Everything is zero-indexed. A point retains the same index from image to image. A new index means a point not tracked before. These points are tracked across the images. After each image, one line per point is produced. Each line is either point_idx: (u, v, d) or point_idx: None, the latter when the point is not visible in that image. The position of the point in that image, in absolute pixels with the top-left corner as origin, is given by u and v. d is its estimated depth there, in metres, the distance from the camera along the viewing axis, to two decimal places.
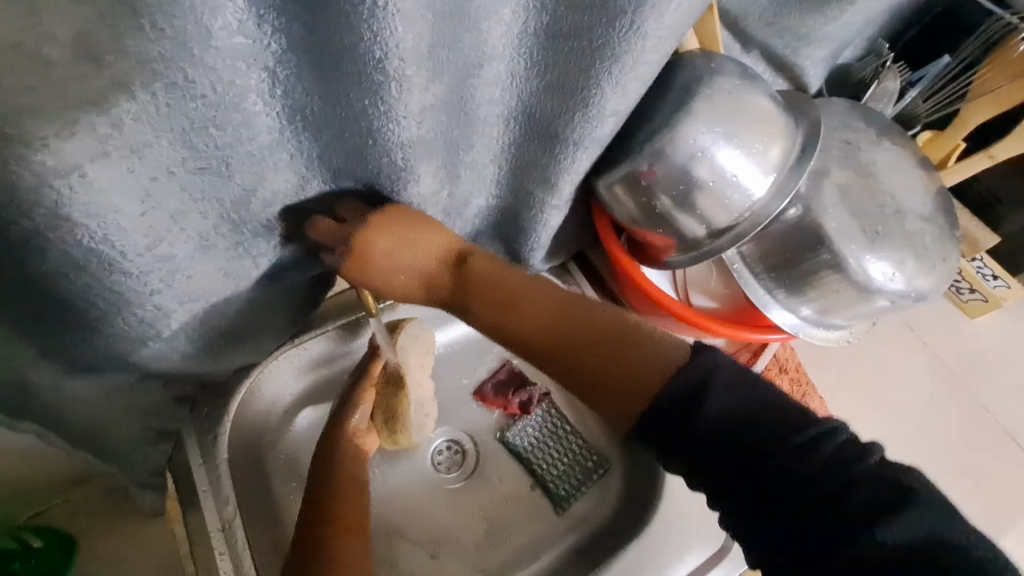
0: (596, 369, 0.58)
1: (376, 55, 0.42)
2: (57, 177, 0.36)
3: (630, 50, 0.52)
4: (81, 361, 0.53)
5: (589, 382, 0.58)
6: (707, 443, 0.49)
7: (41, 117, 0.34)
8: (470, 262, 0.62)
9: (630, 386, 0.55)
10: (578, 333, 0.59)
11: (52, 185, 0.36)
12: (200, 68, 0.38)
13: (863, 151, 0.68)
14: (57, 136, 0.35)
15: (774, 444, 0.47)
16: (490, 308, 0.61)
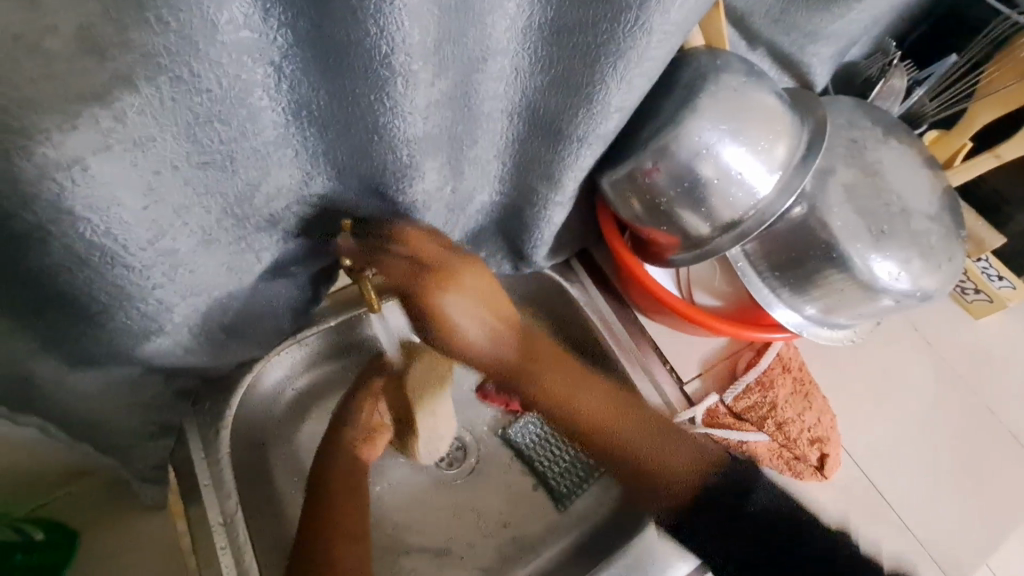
0: (645, 452, 0.68)
1: (381, 51, 0.42)
2: (59, 170, 0.36)
3: (635, 45, 0.52)
4: (83, 355, 0.53)
5: (635, 468, 0.68)
6: (751, 514, 0.61)
7: (43, 109, 0.33)
8: (531, 336, 0.78)
9: (671, 473, 0.66)
10: (633, 425, 0.70)
11: (55, 178, 0.36)
12: (205, 62, 0.38)
13: (870, 150, 0.68)
14: (59, 129, 0.34)
15: (804, 552, 0.59)
16: (557, 382, 0.74)
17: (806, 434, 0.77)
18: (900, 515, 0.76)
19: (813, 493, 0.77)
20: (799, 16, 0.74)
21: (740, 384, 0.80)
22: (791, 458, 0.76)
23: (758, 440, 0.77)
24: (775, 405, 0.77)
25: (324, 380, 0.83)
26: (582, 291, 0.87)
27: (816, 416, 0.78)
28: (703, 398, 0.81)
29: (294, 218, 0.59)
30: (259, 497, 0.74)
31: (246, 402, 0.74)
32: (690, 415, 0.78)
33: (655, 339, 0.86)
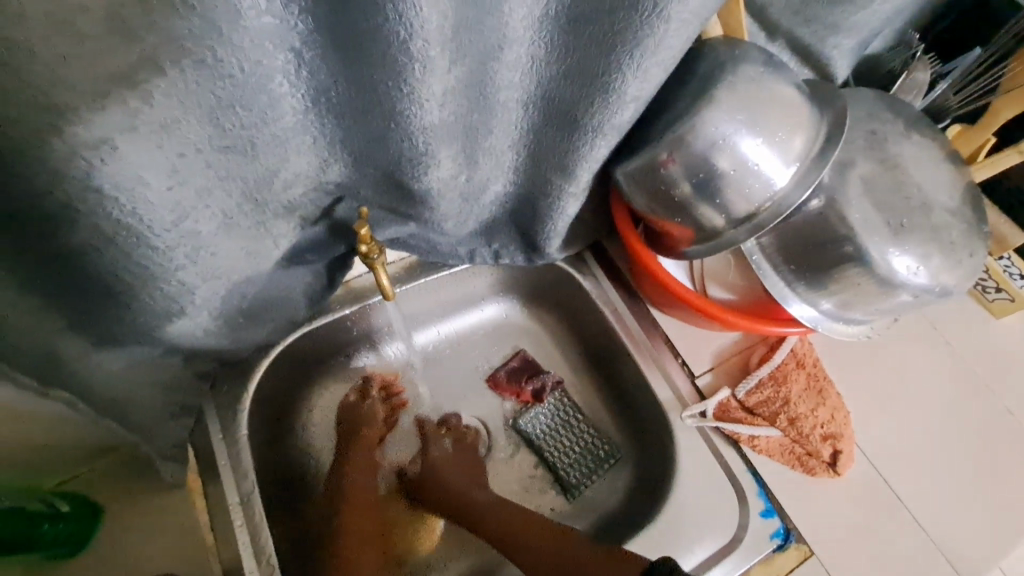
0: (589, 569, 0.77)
1: (400, 36, 0.42)
2: (89, 149, 0.37)
3: (652, 33, 0.51)
4: (109, 335, 0.54)
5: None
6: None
7: (75, 88, 0.34)
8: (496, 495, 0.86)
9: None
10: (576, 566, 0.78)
11: (85, 157, 0.37)
12: (228, 47, 0.39)
13: (891, 142, 0.67)
14: (90, 109, 0.35)
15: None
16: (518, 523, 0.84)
17: (819, 430, 0.76)
18: (911, 512, 0.75)
19: (825, 489, 0.76)
20: (821, 6, 0.73)
21: (752, 379, 0.80)
22: (802, 453, 0.76)
23: (769, 435, 0.77)
24: (788, 400, 0.77)
25: (339, 367, 0.86)
26: (594, 284, 0.88)
27: (829, 412, 0.77)
28: (715, 392, 0.81)
29: (311, 204, 0.61)
30: (274, 479, 0.77)
31: (264, 385, 0.76)
32: (701, 408, 0.79)
33: (667, 333, 0.85)
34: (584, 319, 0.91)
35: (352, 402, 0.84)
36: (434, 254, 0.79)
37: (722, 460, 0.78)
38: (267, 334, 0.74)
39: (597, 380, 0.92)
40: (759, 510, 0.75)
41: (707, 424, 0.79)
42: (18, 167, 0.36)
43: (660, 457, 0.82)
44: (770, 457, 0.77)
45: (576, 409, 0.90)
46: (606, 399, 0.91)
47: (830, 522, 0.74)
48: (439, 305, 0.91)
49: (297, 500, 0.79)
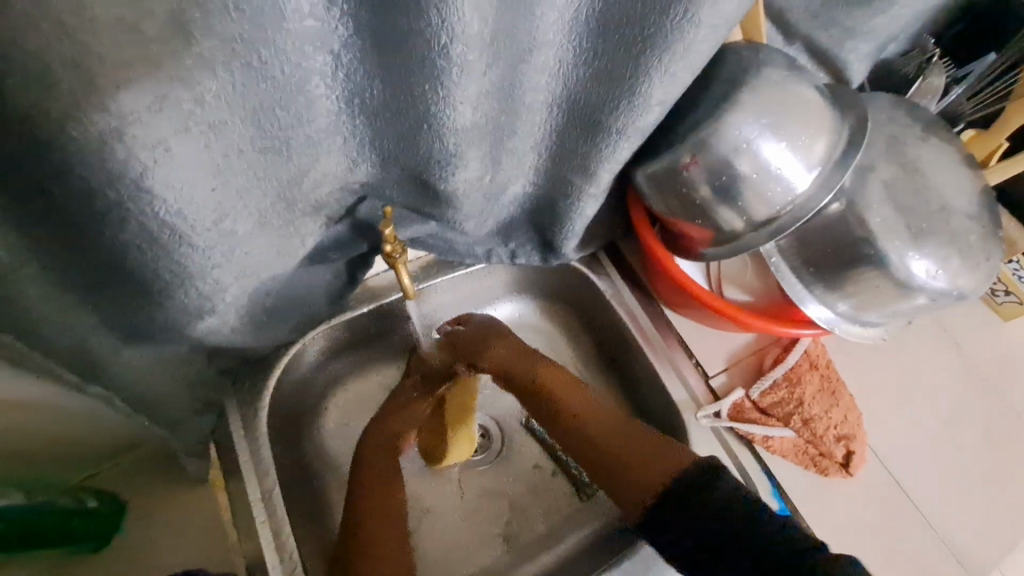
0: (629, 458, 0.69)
1: (440, 40, 0.43)
2: (143, 151, 0.37)
3: (682, 38, 0.52)
4: (141, 332, 0.55)
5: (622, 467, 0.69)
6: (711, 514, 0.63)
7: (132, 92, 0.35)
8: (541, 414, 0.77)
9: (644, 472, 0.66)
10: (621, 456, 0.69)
11: (138, 158, 0.37)
12: (272, 49, 0.39)
13: (910, 147, 0.68)
14: (147, 111, 0.36)
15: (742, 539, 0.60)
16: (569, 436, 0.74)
17: (833, 431, 0.77)
18: (922, 512, 0.76)
19: (838, 489, 0.77)
20: (840, 12, 0.74)
21: (767, 380, 0.81)
22: (816, 454, 0.77)
23: (783, 436, 0.78)
24: (802, 401, 0.78)
25: (355, 365, 0.86)
26: (609, 283, 0.89)
27: (842, 413, 0.79)
28: (729, 392, 0.82)
29: (336, 203, 0.62)
30: (293, 475, 0.77)
31: (284, 381, 0.77)
32: (716, 408, 0.80)
33: (682, 333, 0.86)
34: (599, 319, 0.92)
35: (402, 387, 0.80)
36: (451, 252, 0.80)
37: (737, 460, 0.79)
38: (288, 331, 0.74)
39: (611, 379, 0.93)
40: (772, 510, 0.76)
41: (722, 424, 0.80)
42: (73, 167, 0.37)
43: None
44: (784, 457, 0.78)
45: None
46: (620, 399, 0.92)
47: (843, 522, 0.75)
48: (454, 304, 0.92)
49: (316, 496, 0.79)
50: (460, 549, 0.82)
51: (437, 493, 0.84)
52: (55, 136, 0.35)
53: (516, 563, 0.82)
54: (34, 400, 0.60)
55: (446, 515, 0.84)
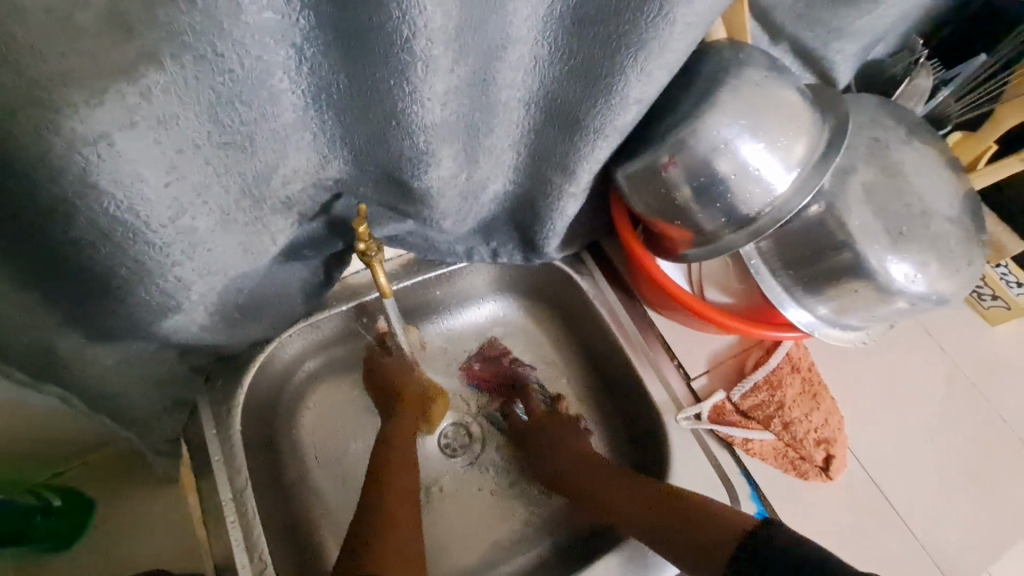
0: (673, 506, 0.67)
1: (404, 34, 0.42)
2: (85, 145, 0.36)
3: (656, 36, 0.51)
4: (102, 329, 0.53)
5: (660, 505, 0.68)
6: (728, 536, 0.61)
7: (71, 84, 0.34)
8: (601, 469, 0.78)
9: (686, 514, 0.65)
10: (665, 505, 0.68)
11: (81, 152, 0.36)
12: (227, 42, 0.38)
13: (892, 150, 0.67)
14: (87, 105, 0.35)
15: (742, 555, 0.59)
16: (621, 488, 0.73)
17: (812, 435, 0.77)
18: (901, 517, 0.76)
19: (817, 494, 0.76)
20: (826, 11, 0.73)
21: (748, 382, 0.80)
22: (795, 457, 0.77)
23: (762, 439, 0.78)
24: (782, 404, 0.78)
25: (333, 363, 0.85)
26: (592, 284, 0.89)
27: (823, 417, 0.78)
28: (710, 394, 0.82)
29: (309, 200, 0.61)
30: (268, 474, 0.76)
31: (258, 380, 0.76)
32: (696, 410, 0.79)
33: (664, 334, 0.86)
34: (581, 320, 0.91)
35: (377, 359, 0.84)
36: (432, 251, 0.79)
37: (716, 463, 0.78)
38: (263, 329, 0.74)
39: (592, 380, 0.92)
40: (751, 514, 0.75)
41: (702, 426, 0.79)
42: (15, 162, 0.36)
43: (653, 458, 0.82)
44: (763, 460, 0.78)
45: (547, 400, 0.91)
46: (602, 400, 0.92)
47: (821, 526, 0.75)
48: (435, 304, 0.92)
49: (291, 496, 0.78)
50: (444, 548, 0.81)
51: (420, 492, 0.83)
52: None
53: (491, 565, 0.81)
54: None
55: (428, 515, 0.83)
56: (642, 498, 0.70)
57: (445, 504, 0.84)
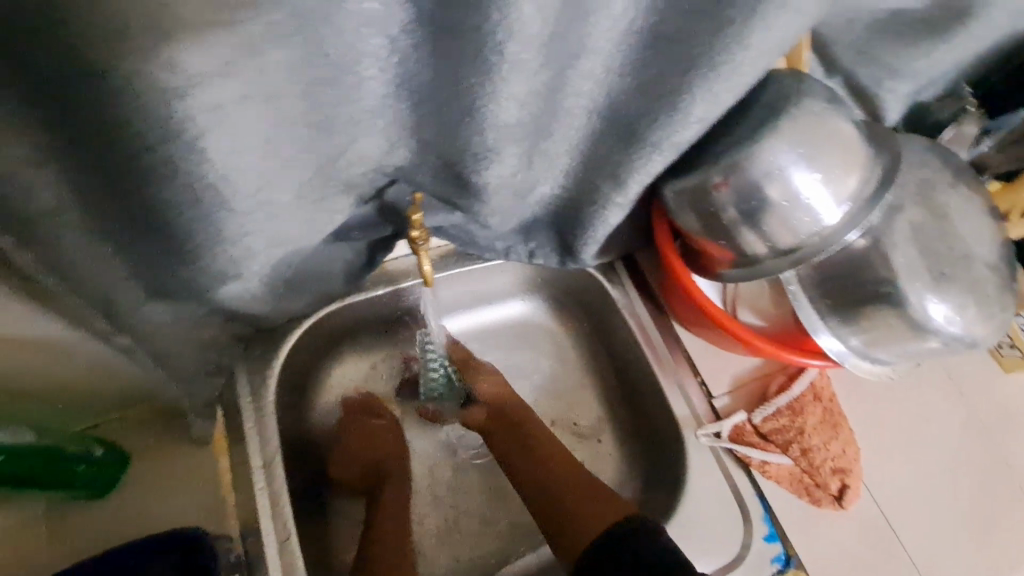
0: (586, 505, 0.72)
1: (497, 36, 0.44)
2: (206, 112, 0.38)
3: (730, 59, 0.53)
4: (165, 289, 0.55)
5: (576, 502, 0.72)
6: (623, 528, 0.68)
7: (205, 55, 0.36)
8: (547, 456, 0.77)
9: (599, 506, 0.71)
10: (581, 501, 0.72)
11: (201, 118, 0.39)
12: (329, 29, 0.41)
13: (941, 191, 0.68)
14: (215, 74, 0.37)
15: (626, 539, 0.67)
16: (561, 480, 0.75)
17: (830, 463, 0.78)
18: (908, 554, 0.76)
19: (830, 523, 0.77)
20: (884, 49, 0.74)
21: (770, 406, 0.82)
22: (811, 484, 0.78)
23: (780, 462, 0.79)
24: (802, 431, 0.79)
25: (361, 344, 0.87)
26: (623, 295, 0.90)
27: (841, 446, 0.79)
28: (730, 414, 0.83)
29: (368, 184, 0.62)
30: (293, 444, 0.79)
31: (293, 354, 0.78)
32: (716, 428, 0.81)
33: (690, 351, 0.87)
34: (609, 329, 0.93)
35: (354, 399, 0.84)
36: (472, 246, 0.81)
37: (732, 482, 0.79)
38: (303, 306, 0.75)
39: (614, 388, 0.94)
40: (762, 535, 0.77)
41: (721, 444, 0.81)
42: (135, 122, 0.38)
43: (669, 470, 0.84)
44: (778, 483, 0.79)
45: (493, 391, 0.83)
46: (621, 408, 0.93)
47: (830, 552, 0.76)
48: (464, 297, 0.94)
49: (312, 470, 0.80)
50: (448, 544, 0.80)
51: (428, 489, 0.83)
52: (121, 89, 0.35)
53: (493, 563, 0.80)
54: (38, 338, 0.58)
55: (439, 508, 0.82)
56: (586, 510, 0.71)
57: (451, 497, 0.83)
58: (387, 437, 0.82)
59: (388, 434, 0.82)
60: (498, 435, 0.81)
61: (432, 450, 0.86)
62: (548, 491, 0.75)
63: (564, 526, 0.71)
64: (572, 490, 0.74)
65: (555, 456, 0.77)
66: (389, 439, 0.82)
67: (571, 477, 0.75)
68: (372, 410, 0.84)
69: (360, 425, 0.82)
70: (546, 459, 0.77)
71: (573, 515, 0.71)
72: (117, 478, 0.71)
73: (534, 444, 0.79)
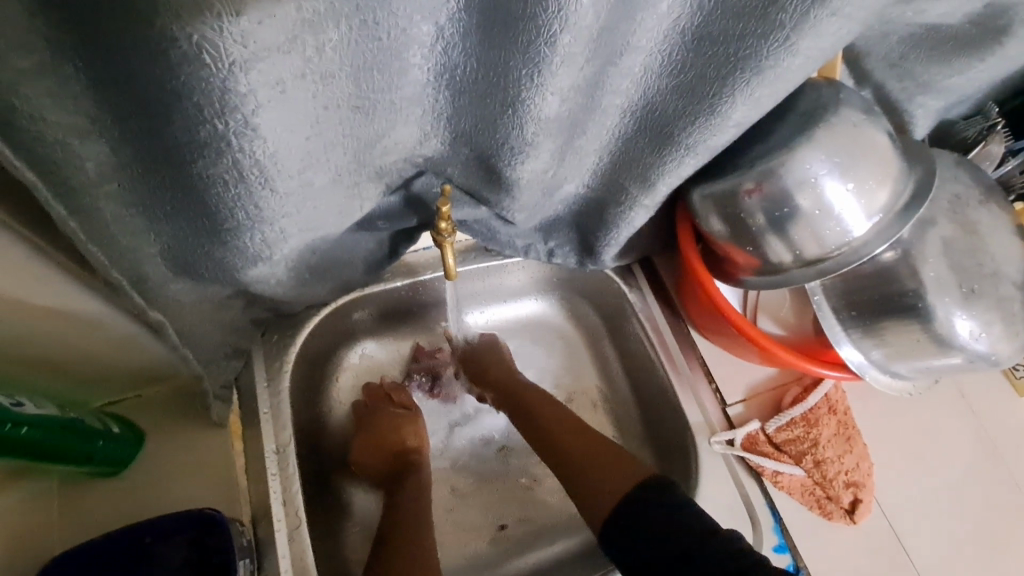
0: (597, 469, 0.72)
1: (551, 27, 0.44)
2: (264, 88, 0.38)
3: (776, 64, 0.53)
4: (193, 268, 0.54)
5: (588, 467, 0.73)
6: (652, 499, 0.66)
7: (272, 29, 0.36)
8: (557, 428, 0.78)
9: (613, 473, 0.71)
10: (593, 465, 0.73)
11: (258, 94, 0.39)
12: (387, 11, 0.41)
13: (972, 209, 0.68)
14: (278, 49, 0.37)
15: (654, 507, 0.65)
16: (573, 450, 0.75)
17: (843, 476, 0.78)
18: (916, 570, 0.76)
19: (841, 536, 0.77)
20: (918, 64, 0.74)
21: (784, 416, 0.81)
22: (822, 496, 0.78)
23: (792, 473, 0.78)
24: (816, 442, 0.79)
25: (376, 335, 0.87)
26: (640, 298, 0.90)
27: (855, 460, 0.79)
28: (744, 422, 0.83)
29: (398, 173, 0.62)
30: (305, 433, 0.78)
31: (310, 340, 0.78)
32: (729, 436, 0.80)
33: (705, 358, 0.87)
34: (624, 332, 0.93)
35: (374, 391, 0.83)
36: (493, 242, 0.80)
37: (743, 490, 0.79)
38: (323, 293, 0.75)
39: (626, 391, 0.94)
40: (772, 544, 0.76)
41: (734, 452, 0.80)
42: (191, 94, 0.37)
43: (679, 476, 0.83)
44: (789, 494, 0.79)
45: (509, 376, 0.85)
46: (632, 412, 0.93)
47: (841, 564, 0.76)
48: (481, 293, 0.93)
49: (322, 459, 0.79)
50: (455, 540, 0.80)
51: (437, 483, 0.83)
52: (180, 61, 0.35)
53: (497, 560, 0.79)
54: (70, 309, 0.56)
55: (445, 502, 0.82)
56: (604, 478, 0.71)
57: (459, 491, 0.83)
58: (404, 427, 0.80)
59: (405, 424, 0.81)
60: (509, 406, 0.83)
61: (442, 444, 0.86)
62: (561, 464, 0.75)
63: (584, 494, 0.72)
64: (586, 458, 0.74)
65: (557, 424, 0.78)
66: (406, 427, 0.80)
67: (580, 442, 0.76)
68: (389, 401, 0.83)
69: (376, 416, 0.80)
70: (558, 432, 0.78)
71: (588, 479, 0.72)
72: (133, 457, 0.69)
73: (544, 417, 0.80)
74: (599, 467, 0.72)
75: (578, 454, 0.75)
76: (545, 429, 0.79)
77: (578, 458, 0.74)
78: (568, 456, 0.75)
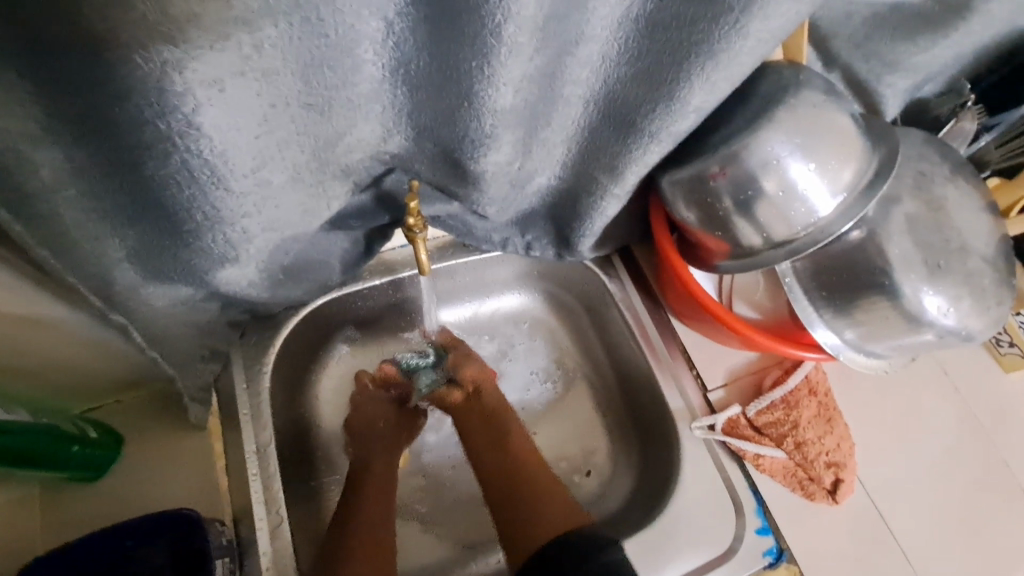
0: (538, 495, 0.69)
1: (495, 19, 0.44)
2: (202, 87, 0.40)
3: (728, 46, 0.53)
4: (158, 271, 0.55)
5: (531, 495, 0.69)
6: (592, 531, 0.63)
7: (202, 28, 0.37)
8: (513, 448, 0.74)
9: (557, 505, 0.68)
10: (540, 492, 0.69)
11: (196, 93, 0.40)
12: (331, 7, 0.42)
13: (938, 184, 0.68)
14: (210, 48, 0.38)
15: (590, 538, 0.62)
16: (520, 472, 0.72)
17: (823, 457, 0.78)
18: (899, 548, 0.76)
19: (824, 517, 0.77)
20: (883, 44, 0.74)
21: (764, 400, 0.81)
22: (804, 478, 0.78)
23: (773, 456, 0.79)
24: (797, 424, 0.79)
25: (359, 336, 0.88)
26: (619, 287, 0.90)
27: (835, 440, 0.79)
28: (726, 407, 0.83)
29: (365, 171, 0.62)
30: (286, 434, 0.78)
31: (289, 342, 0.78)
32: (710, 421, 0.80)
33: (686, 346, 0.87)
34: (606, 323, 0.93)
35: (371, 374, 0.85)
36: (469, 237, 0.80)
37: (725, 475, 0.80)
38: (299, 295, 0.75)
39: (610, 382, 0.94)
40: (755, 527, 0.77)
41: (714, 437, 0.80)
42: (133, 94, 0.38)
43: (664, 464, 0.83)
44: (772, 477, 0.79)
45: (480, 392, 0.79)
46: (616, 401, 0.93)
47: (823, 546, 0.76)
48: (462, 290, 0.93)
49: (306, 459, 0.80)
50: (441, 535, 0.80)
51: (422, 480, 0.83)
52: (116, 62, 0.36)
53: (481, 548, 0.80)
54: (38, 315, 0.57)
55: (433, 498, 0.83)
56: (546, 509, 0.67)
57: (444, 487, 0.83)
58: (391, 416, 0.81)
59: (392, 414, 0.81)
60: (473, 419, 0.78)
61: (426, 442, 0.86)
62: (504, 487, 0.71)
63: (517, 525, 0.68)
64: (531, 484, 0.70)
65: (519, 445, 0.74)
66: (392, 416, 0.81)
67: (538, 477, 0.71)
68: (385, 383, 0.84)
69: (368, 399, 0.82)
70: (513, 453, 0.74)
71: (530, 513, 0.68)
72: (111, 463, 0.70)
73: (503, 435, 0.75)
74: (543, 495, 0.69)
75: (530, 487, 0.70)
76: (500, 448, 0.74)
77: (520, 484, 0.70)
78: (513, 481, 0.71)
